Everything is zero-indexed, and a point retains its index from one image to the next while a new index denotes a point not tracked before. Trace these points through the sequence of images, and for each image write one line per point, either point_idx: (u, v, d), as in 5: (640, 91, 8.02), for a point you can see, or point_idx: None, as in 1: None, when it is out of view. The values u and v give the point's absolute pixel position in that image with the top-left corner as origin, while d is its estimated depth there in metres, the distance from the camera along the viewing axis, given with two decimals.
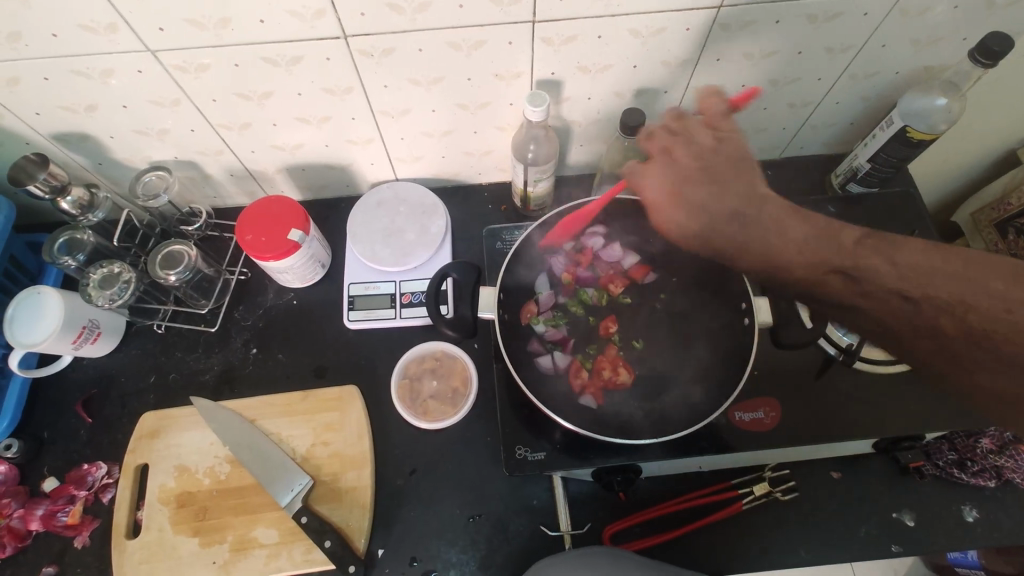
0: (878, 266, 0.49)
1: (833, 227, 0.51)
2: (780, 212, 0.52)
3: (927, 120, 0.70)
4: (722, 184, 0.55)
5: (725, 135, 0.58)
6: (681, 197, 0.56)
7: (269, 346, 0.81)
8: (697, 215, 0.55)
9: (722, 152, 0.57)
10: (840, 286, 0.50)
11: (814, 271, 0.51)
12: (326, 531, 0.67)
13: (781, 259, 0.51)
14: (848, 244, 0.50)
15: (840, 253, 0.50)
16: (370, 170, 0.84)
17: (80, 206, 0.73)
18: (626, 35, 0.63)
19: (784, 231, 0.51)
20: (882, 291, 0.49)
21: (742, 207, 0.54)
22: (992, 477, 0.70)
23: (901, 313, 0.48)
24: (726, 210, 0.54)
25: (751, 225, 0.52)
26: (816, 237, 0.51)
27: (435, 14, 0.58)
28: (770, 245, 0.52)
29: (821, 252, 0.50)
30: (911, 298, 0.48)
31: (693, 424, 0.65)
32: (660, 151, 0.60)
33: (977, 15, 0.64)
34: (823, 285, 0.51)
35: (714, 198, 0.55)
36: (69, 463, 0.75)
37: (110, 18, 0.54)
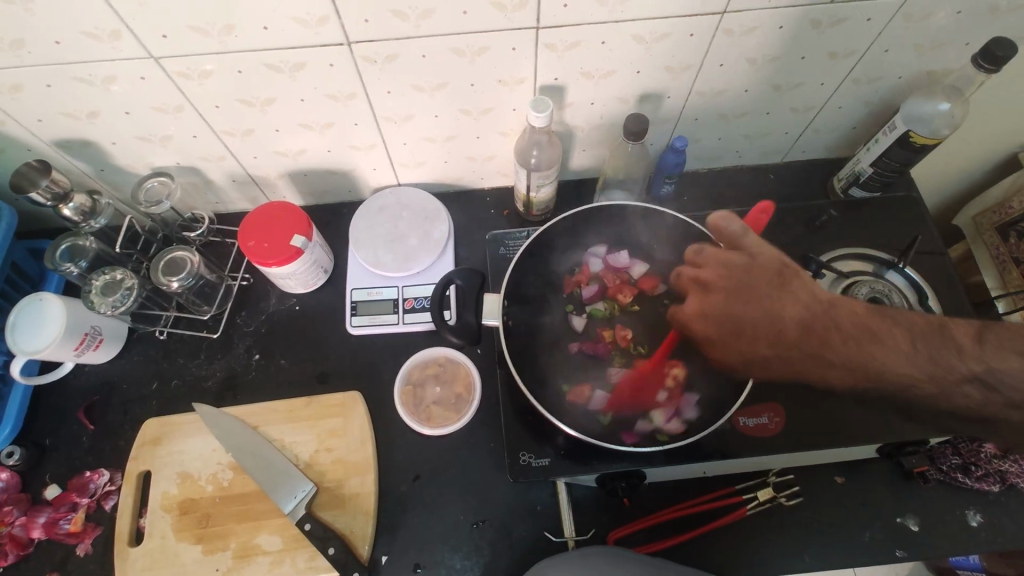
0: (1016, 369, 0.44)
1: (933, 329, 0.48)
2: (858, 326, 0.49)
3: (930, 125, 0.71)
4: (779, 304, 0.52)
5: (761, 250, 0.54)
6: (735, 318, 0.53)
7: (272, 351, 0.81)
8: (761, 339, 0.52)
9: (770, 271, 0.53)
10: (976, 397, 0.46)
11: (945, 385, 0.46)
12: (329, 538, 0.66)
13: (887, 379, 0.47)
14: (970, 347, 0.46)
15: (963, 360, 0.46)
16: (372, 175, 0.83)
17: (81, 212, 0.73)
18: (629, 41, 0.63)
19: (875, 342, 0.48)
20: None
21: (809, 322, 0.50)
22: (996, 481, 0.70)
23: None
24: (790, 334, 0.51)
25: (834, 341, 0.49)
26: (920, 351, 0.47)
27: (440, 20, 0.58)
28: (867, 363, 0.48)
29: (936, 362, 0.47)
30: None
31: (696, 434, 0.64)
32: (705, 274, 0.56)
33: (979, 20, 0.64)
34: (949, 397, 0.46)
35: (770, 316, 0.52)
36: (70, 470, 0.75)
37: (113, 25, 0.54)
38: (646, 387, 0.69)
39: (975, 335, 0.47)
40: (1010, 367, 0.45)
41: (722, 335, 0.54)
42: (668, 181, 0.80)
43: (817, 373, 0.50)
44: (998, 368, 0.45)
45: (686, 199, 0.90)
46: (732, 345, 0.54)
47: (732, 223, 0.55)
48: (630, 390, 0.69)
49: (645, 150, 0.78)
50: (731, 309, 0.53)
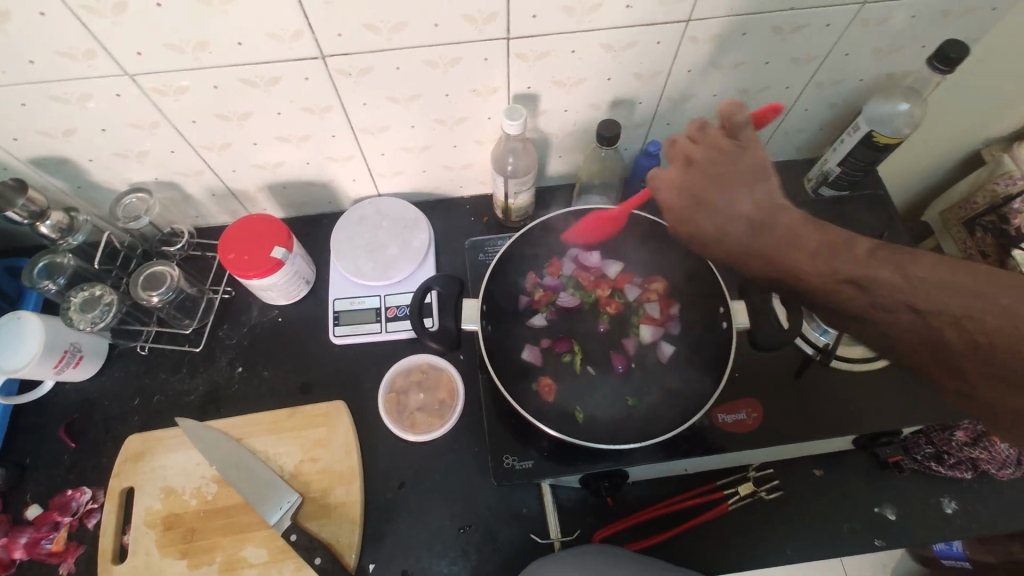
0: (893, 284, 0.47)
1: (842, 240, 0.50)
2: (795, 224, 0.51)
3: (892, 125, 0.74)
4: (735, 189, 0.53)
5: (752, 146, 0.54)
6: (694, 200, 0.55)
7: (254, 363, 0.81)
8: (708, 216, 0.54)
9: (749, 166, 0.53)
10: (855, 298, 0.49)
11: (826, 282, 0.50)
12: (315, 548, 0.67)
13: (790, 269, 0.51)
14: (861, 256, 0.49)
15: (852, 264, 0.48)
16: (351, 186, 0.84)
17: (59, 229, 0.73)
18: (598, 49, 0.65)
19: (794, 242, 0.51)
20: (897, 304, 0.47)
21: (754, 214, 0.52)
22: (968, 469, 0.72)
23: (909, 322, 0.47)
24: (729, 218, 0.53)
25: (762, 231, 0.52)
26: (825, 253, 0.50)
27: (412, 33, 0.59)
28: (779, 254, 0.51)
29: (826, 264, 0.49)
30: (923, 313, 0.46)
31: (675, 429, 0.67)
32: (692, 152, 0.56)
33: (933, 24, 0.67)
34: (834, 293, 0.50)
35: (722, 203, 0.53)
36: (52, 489, 0.74)
37: (86, 44, 0.55)
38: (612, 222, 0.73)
39: (873, 249, 0.49)
40: (889, 281, 0.47)
41: (678, 208, 0.56)
42: (644, 184, 0.82)
43: (742, 260, 0.54)
44: (877, 277, 0.47)
45: None
46: (681, 217, 0.56)
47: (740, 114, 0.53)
48: (598, 220, 0.74)
49: (618, 155, 0.79)
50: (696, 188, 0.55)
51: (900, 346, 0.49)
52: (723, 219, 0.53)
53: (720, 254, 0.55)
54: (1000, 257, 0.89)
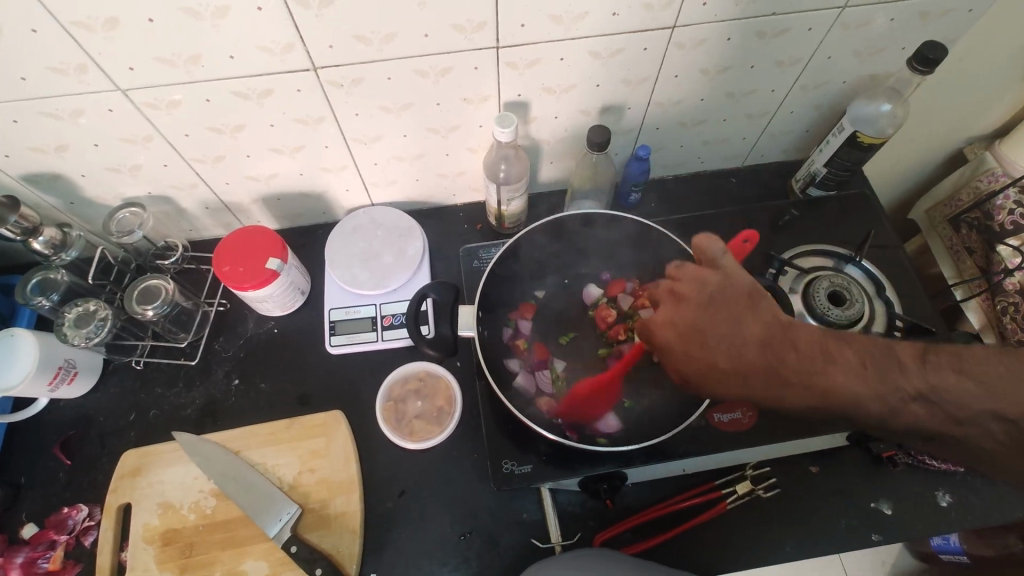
0: (956, 389, 0.49)
1: (882, 355, 0.52)
2: (816, 346, 0.54)
3: (876, 125, 0.75)
4: (743, 322, 0.56)
5: (738, 273, 0.57)
6: (703, 337, 0.56)
7: (251, 375, 0.81)
8: (722, 352, 0.56)
9: (740, 292, 0.56)
10: (924, 415, 0.50)
11: (891, 401, 0.51)
12: (316, 559, 0.66)
13: (839, 395, 0.52)
14: (913, 368, 0.51)
15: (906, 378, 0.51)
16: (345, 196, 0.85)
17: (52, 245, 0.73)
18: (587, 57, 0.66)
19: (831, 363, 0.52)
20: (972, 412, 0.49)
21: (767, 341, 0.55)
22: (961, 462, 0.73)
23: (996, 428, 0.49)
24: (749, 352, 0.55)
25: (791, 357, 0.54)
26: (870, 372, 0.52)
27: (402, 43, 0.60)
28: (823, 380, 0.52)
29: (879, 384, 0.51)
30: (1008, 415, 0.48)
31: (669, 431, 0.68)
32: (682, 289, 0.58)
33: (912, 26, 0.69)
34: (902, 412, 0.51)
35: (734, 337, 0.56)
36: (47, 507, 0.73)
37: (79, 60, 0.55)
38: (591, 394, 0.72)
39: (918, 356, 0.52)
40: (954, 386, 0.49)
41: (684, 344, 0.57)
42: (635, 189, 0.83)
43: (781, 392, 0.54)
44: (942, 387, 0.50)
45: (654, 206, 0.93)
46: (694, 358, 0.57)
47: (715, 244, 0.58)
48: (578, 399, 0.71)
49: (609, 160, 0.81)
50: (697, 324, 0.57)
51: (978, 451, 0.51)
52: (743, 349, 0.55)
53: (750, 388, 0.56)
54: (987, 254, 0.89)
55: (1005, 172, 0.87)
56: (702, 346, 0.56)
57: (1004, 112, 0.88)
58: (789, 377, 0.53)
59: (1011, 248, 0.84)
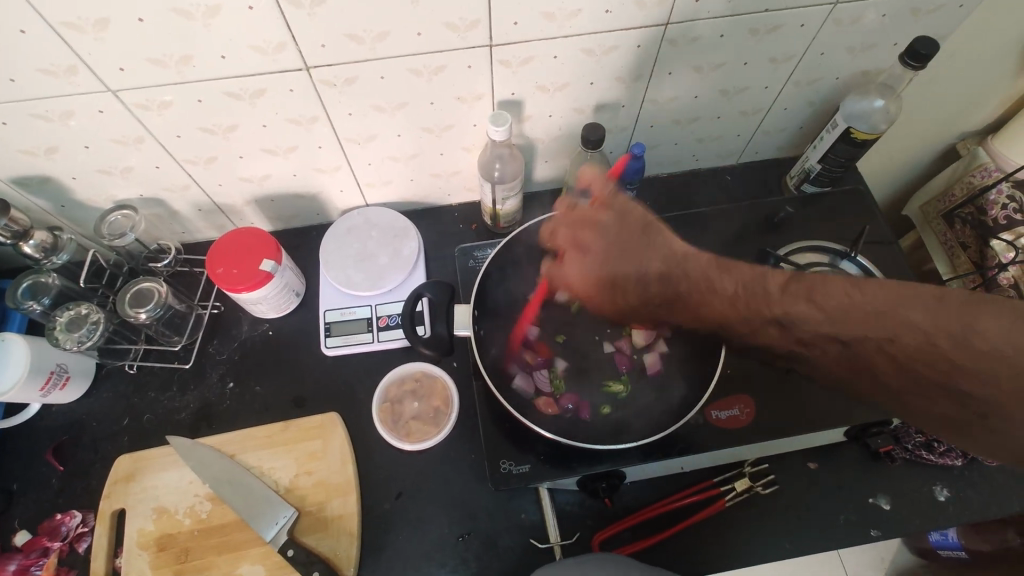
0: (800, 316, 0.51)
1: (757, 279, 0.54)
2: (706, 272, 0.56)
3: (869, 121, 0.75)
4: (641, 259, 0.58)
5: (630, 209, 0.59)
6: (605, 278, 0.60)
7: (246, 378, 0.80)
8: (628, 291, 0.59)
9: (634, 228, 0.59)
10: (777, 334, 0.54)
11: (750, 321, 0.55)
12: (313, 562, 0.66)
13: (715, 315, 0.57)
14: (775, 293, 0.52)
15: (770, 304, 0.52)
16: (339, 196, 0.84)
17: (43, 249, 0.72)
18: (580, 54, 0.66)
19: (713, 291, 0.56)
20: (814, 336, 0.52)
21: (664, 273, 0.57)
22: (958, 456, 0.73)
23: (834, 350, 0.52)
24: (646, 282, 0.58)
25: (680, 285, 0.57)
26: (745, 301, 0.54)
27: (395, 42, 0.60)
28: (705, 304, 0.56)
29: (746, 304, 0.54)
30: (843, 340, 0.50)
31: (667, 429, 0.68)
32: (585, 236, 0.61)
33: (904, 22, 0.69)
34: (762, 332, 0.54)
35: (634, 271, 0.58)
36: (40, 513, 0.73)
37: (68, 61, 0.55)
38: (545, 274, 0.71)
39: (785, 282, 0.52)
40: (804, 314, 0.51)
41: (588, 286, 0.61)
42: (629, 187, 0.83)
43: (670, 313, 0.60)
44: (793, 313, 0.51)
45: (649, 203, 0.93)
46: (601, 295, 0.61)
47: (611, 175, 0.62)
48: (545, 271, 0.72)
49: (604, 159, 0.81)
50: (604, 270, 0.59)
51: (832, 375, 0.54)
52: (642, 281, 0.58)
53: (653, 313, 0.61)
54: (980, 248, 0.89)
55: (999, 168, 0.88)
56: (611, 285, 0.60)
57: (995, 108, 0.89)
58: (675, 304, 0.59)
59: (1004, 242, 0.85)
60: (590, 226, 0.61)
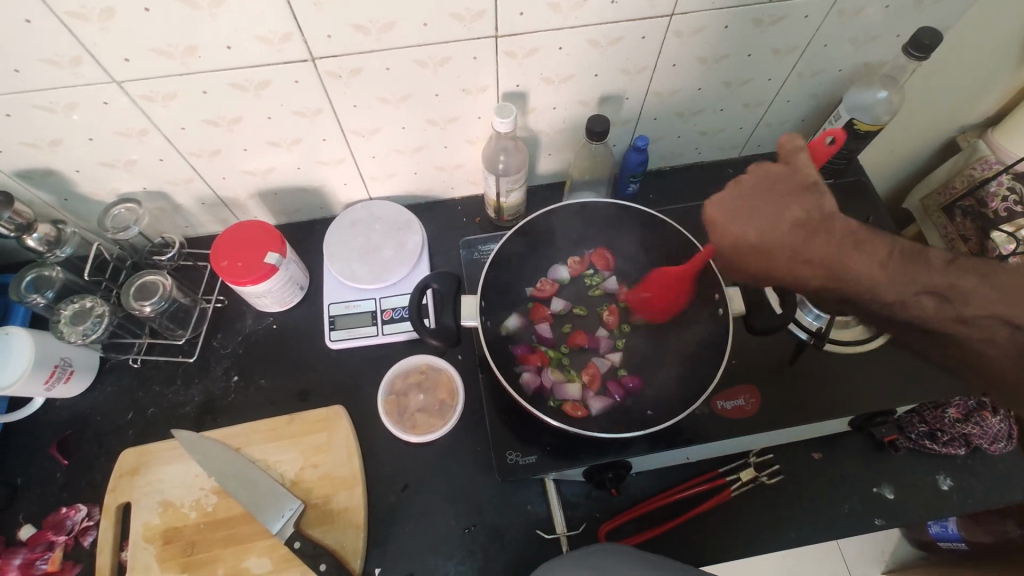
0: (963, 291, 0.50)
1: (913, 253, 0.52)
2: (852, 232, 0.55)
3: (872, 113, 0.76)
4: (786, 206, 0.58)
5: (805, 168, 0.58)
6: (746, 214, 0.61)
7: (250, 372, 0.80)
8: (759, 230, 0.59)
9: (796, 183, 0.59)
10: (930, 309, 0.51)
11: (900, 292, 0.52)
12: (320, 554, 0.66)
13: (858, 281, 0.54)
14: (938, 265, 0.51)
15: (929, 272, 0.51)
16: (343, 190, 0.84)
17: (46, 242, 0.72)
18: (585, 45, 0.66)
19: (855, 249, 0.54)
20: (983, 319, 0.49)
21: (803, 221, 0.57)
22: (961, 444, 0.74)
23: (1002, 336, 0.49)
24: (781, 228, 0.58)
25: (818, 241, 0.55)
26: (894, 263, 0.52)
27: (401, 33, 0.60)
28: (844, 259, 0.54)
29: (900, 273, 0.52)
30: (1016, 325, 0.48)
31: (676, 416, 0.68)
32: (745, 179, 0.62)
33: (907, 13, 0.69)
34: (912, 305, 0.52)
35: (773, 215, 0.58)
36: (44, 509, 0.72)
37: (73, 51, 0.54)
38: (676, 292, 0.75)
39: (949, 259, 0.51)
40: (972, 287, 0.49)
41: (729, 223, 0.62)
42: (633, 180, 0.83)
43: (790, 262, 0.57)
44: (960, 286, 0.50)
45: (652, 197, 0.93)
46: (727, 230, 0.62)
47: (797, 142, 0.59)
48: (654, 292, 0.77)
49: (609, 150, 0.81)
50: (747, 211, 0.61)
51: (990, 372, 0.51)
52: (776, 223, 0.58)
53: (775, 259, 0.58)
54: (981, 241, 0.90)
55: (999, 159, 0.88)
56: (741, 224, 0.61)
57: (997, 99, 0.89)
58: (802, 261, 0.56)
59: (1005, 234, 0.85)
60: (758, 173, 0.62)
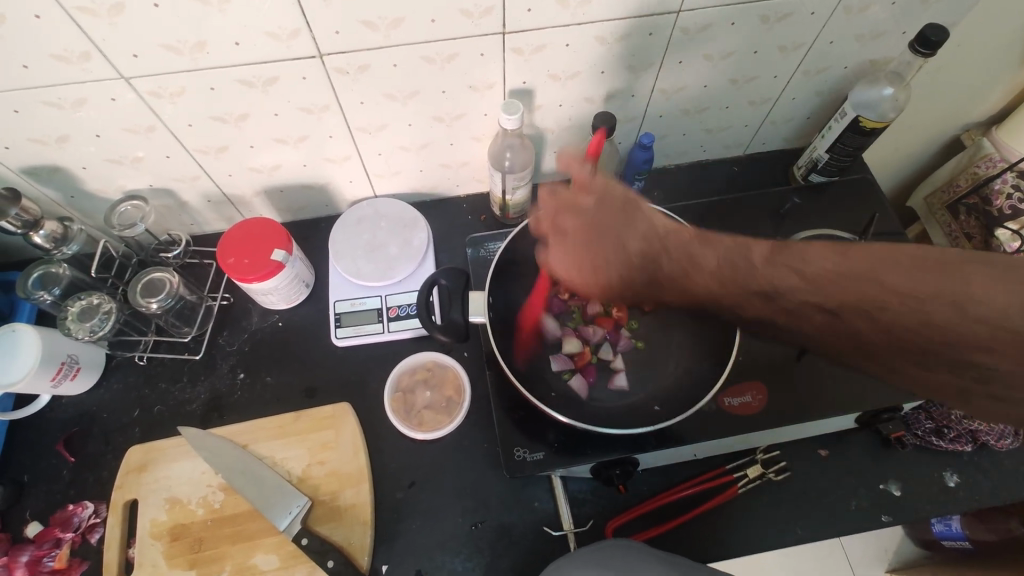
0: (787, 280, 0.48)
1: (737, 252, 0.52)
2: (689, 246, 0.56)
3: (878, 109, 0.76)
4: (619, 234, 0.59)
5: (611, 190, 0.61)
6: (587, 252, 0.60)
7: (257, 369, 0.80)
8: (603, 267, 0.59)
9: (615, 209, 0.60)
10: (761, 309, 0.50)
11: (733, 296, 0.52)
12: (327, 551, 0.66)
13: (700, 296, 0.54)
14: (758, 264, 0.50)
15: (750, 276, 0.50)
16: (348, 187, 0.84)
17: (53, 239, 0.72)
18: (592, 42, 0.66)
19: (692, 267, 0.54)
20: (800, 308, 0.48)
21: (644, 251, 0.58)
22: (968, 441, 0.74)
23: (824, 324, 0.47)
24: (622, 265, 0.59)
25: (664, 264, 0.57)
26: (721, 275, 0.52)
27: (408, 29, 0.60)
28: (681, 275, 0.55)
29: (732, 277, 0.51)
30: (828, 310, 0.46)
31: (680, 414, 0.68)
32: (564, 210, 0.62)
33: (913, 11, 0.70)
34: (748, 308, 0.51)
35: (615, 248, 0.59)
36: (51, 506, 0.72)
37: (83, 47, 0.54)
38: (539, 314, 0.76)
39: (769, 254, 0.50)
40: (791, 285, 0.48)
41: (585, 264, 0.60)
42: (639, 177, 0.83)
43: (640, 291, 0.59)
44: (777, 285, 0.48)
45: (657, 195, 0.93)
46: (575, 272, 0.60)
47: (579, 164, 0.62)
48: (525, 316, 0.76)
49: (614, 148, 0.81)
50: (584, 246, 0.60)
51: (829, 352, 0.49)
52: (618, 253, 0.59)
53: (627, 293, 0.59)
54: (986, 238, 0.91)
55: (1003, 158, 0.88)
56: (588, 259, 0.60)
57: (1000, 97, 0.89)
58: (666, 281, 0.56)
59: (1010, 231, 0.86)
60: (570, 204, 0.62)
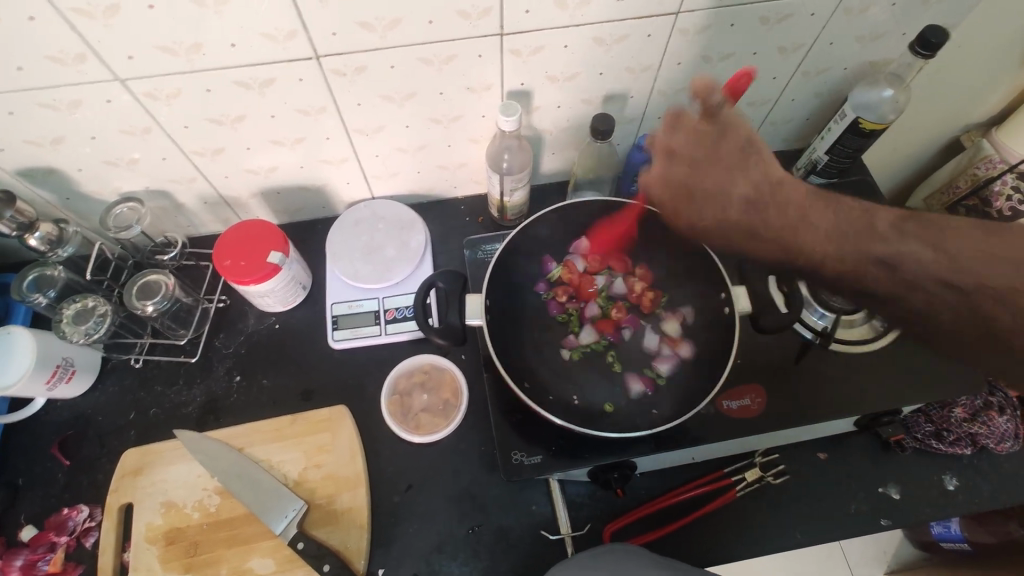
0: (912, 258, 0.49)
1: (859, 217, 0.51)
2: (801, 203, 0.53)
3: (877, 111, 0.75)
4: (732, 179, 0.54)
5: (731, 125, 0.55)
6: (697, 192, 0.56)
7: (253, 372, 0.79)
8: (710, 209, 0.55)
9: (734, 146, 0.55)
10: (884, 279, 0.50)
11: (856, 258, 0.50)
12: (324, 555, 0.65)
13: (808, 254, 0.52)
14: (883, 233, 0.50)
15: (875, 242, 0.50)
16: (346, 189, 0.84)
17: (47, 241, 0.72)
18: (590, 43, 0.65)
19: (806, 225, 0.52)
20: (914, 281, 0.49)
21: (754, 197, 0.54)
22: (967, 444, 0.74)
23: (945, 300, 0.48)
24: (733, 210, 0.54)
25: (770, 215, 0.53)
26: (842, 238, 0.51)
27: (405, 31, 0.59)
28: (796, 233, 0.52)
29: (853, 244, 0.51)
30: (955, 286, 0.48)
31: (679, 417, 0.68)
32: (674, 141, 0.56)
33: (913, 12, 0.69)
34: (860, 277, 0.51)
35: (724, 189, 0.55)
36: (46, 510, 0.72)
37: (77, 49, 0.54)
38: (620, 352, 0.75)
39: (896, 222, 0.51)
40: (918, 254, 0.49)
41: (685, 204, 0.56)
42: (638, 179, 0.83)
43: (755, 238, 0.54)
44: (906, 254, 0.49)
45: None
46: (683, 215, 0.57)
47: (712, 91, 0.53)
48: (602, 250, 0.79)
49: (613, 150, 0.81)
50: (689, 183, 0.56)
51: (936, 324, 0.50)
52: (729, 194, 0.54)
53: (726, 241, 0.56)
54: None
55: (1002, 159, 0.87)
56: (691, 198, 0.56)
57: (1000, 99, 0.88)
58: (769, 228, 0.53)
59: None
60: (685, 141, 0.56)
